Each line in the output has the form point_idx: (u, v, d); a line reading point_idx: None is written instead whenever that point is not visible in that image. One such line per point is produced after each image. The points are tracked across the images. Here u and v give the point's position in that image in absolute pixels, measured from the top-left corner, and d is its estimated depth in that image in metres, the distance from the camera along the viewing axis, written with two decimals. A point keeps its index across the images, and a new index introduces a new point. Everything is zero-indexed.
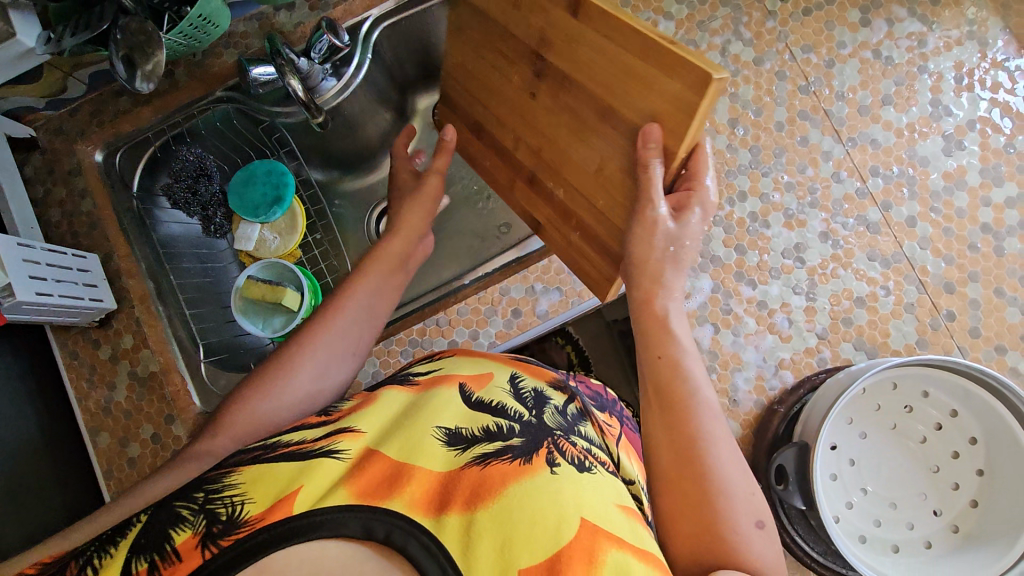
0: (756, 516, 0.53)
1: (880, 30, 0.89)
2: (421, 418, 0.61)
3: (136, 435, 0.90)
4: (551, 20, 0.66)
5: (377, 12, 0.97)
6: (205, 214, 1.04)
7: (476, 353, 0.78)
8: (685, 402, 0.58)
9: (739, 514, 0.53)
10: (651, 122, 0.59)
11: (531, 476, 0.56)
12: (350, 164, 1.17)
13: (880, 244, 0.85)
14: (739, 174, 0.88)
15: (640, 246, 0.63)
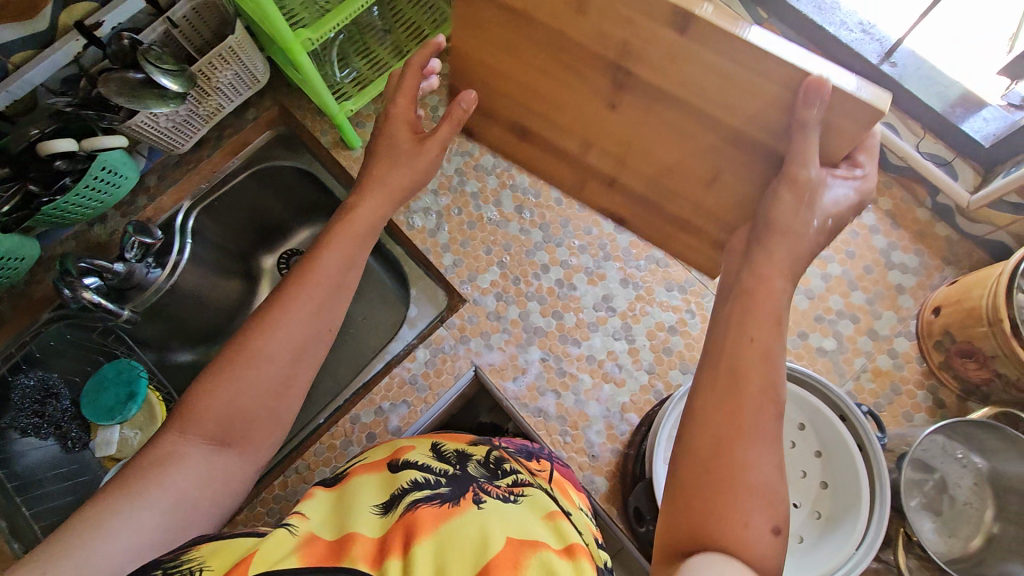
0: (773, 521, 0.47)
1: None
2: (359, 497, 0.59)
3: None
4: (637, 33, 0.56)
5: (187, 203, 1.07)
6: (60, 431, 1.03)
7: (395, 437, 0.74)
8: (755, 393, 0.51)
9: (754, 516, 0.47)
10: (818, 77, 0.50)
11: (461, 514, 0.55)
12: (214, 332, 1.20)
13: (673, 274, 0.94)
14: (537, 251, 0.97)
15: (786, 216, 0.57)
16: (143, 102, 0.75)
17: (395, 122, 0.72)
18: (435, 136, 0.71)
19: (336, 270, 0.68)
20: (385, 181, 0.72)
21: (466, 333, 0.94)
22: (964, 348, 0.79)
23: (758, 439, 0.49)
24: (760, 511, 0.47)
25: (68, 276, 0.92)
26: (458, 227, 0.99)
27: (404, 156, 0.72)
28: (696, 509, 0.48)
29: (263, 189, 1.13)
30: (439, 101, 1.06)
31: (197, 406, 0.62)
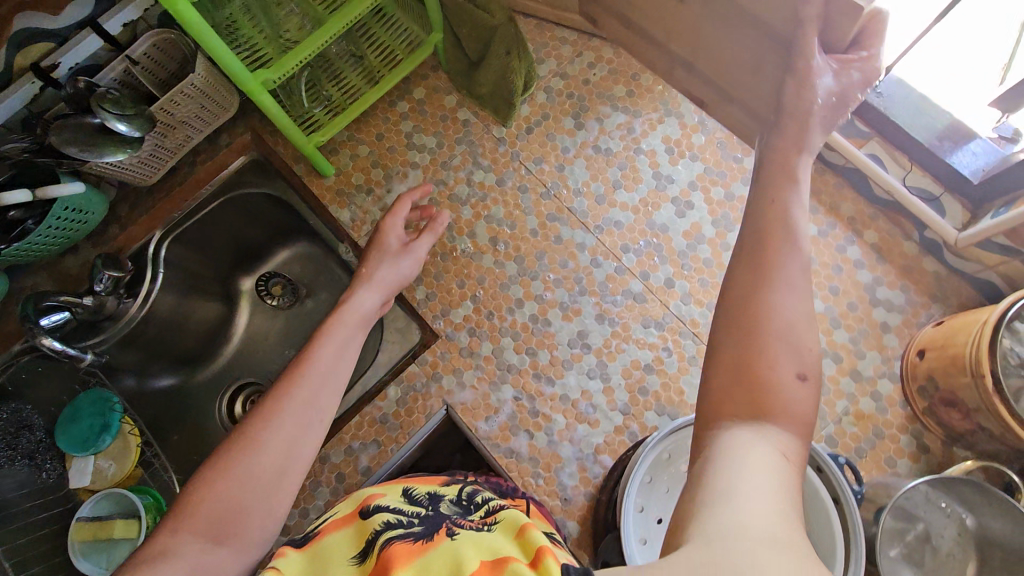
0: (801, 368, 0.47)
1: (593, 129, 1.01)
2: (335, 553, 0.57)
3: None
4: None
5: (158, 232, 1.04)
6: (34, 463, 1.02)
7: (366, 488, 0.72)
8: (780, 242, 0.51)
9: (779, 360, 0.47)
10: None
11: (435, 547, 0.52)
12: (195, 356, 1.21)
13: (650, 311, 0.91)
14: (512, 285, 0.94)
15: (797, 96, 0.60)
16: (96, 152, 0.74)
17: (384, 233, 0.84)
18: (420, 242, 0.84)
19: (331, 355, 0.67)
20: (376, 278, 0.80)
21: (438, 371, 0.92)
22: (948, 396, 0.77)
23: (782, 285, 0.49)
24: (789, 361, 0.47)
25: (27, 323, 0.89)
26: (432, 259, 0.97)
27: (391, 262, 0.82)
28: (730, 373, 0.48)
29: (237, 215, 1.10)
30: (414, 127, 1.04)
31: (185, 502, 0.55)
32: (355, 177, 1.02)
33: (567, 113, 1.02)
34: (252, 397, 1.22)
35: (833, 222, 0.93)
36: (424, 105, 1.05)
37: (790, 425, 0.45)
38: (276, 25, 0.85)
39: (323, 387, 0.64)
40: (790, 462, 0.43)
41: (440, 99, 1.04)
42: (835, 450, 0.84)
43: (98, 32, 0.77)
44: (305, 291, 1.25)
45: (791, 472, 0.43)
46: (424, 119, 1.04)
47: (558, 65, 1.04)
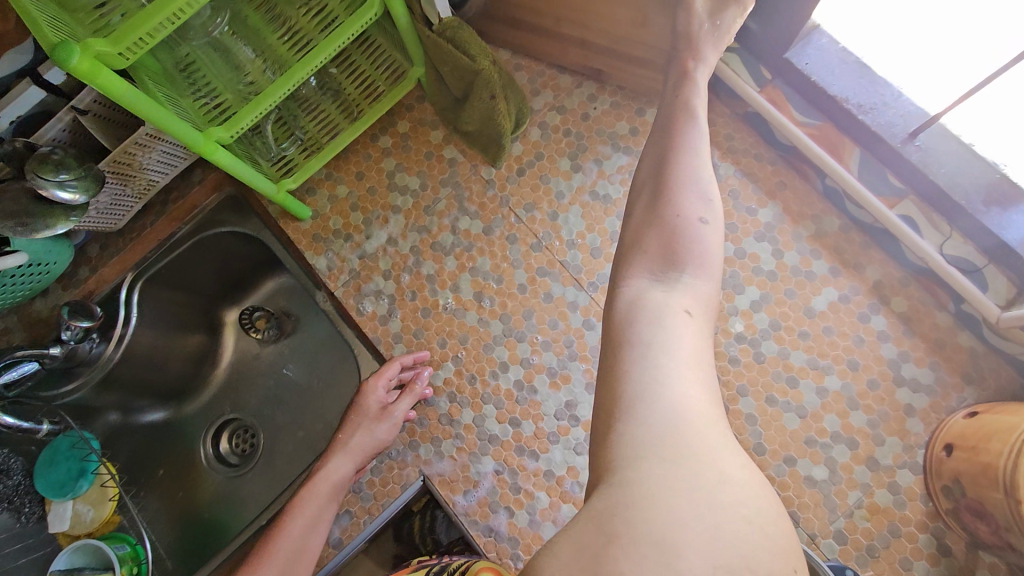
0: (701, 213, 0.55)
1: (591, 171, 0.91)
2: None
3: None
4: None
5: (129, 275, 1.01)
6: (12, 506, 0.98)
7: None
8: (680, 118, 0.61)
9: (685, 208, 0.56)
10: None
11: None
12: (179, 391, 1.15)
13: None
14: (496, 346, 0.87)
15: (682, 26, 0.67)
16: (40, 225, 0.70)
17: (363, 396, 0.84)
18: (398, 405, 0.84)
19: (294, 542, 0.75)
20: (349, 445, 0.82)
21: (415, 438, 0.86)
22: (976, 505, 0.67)
23: (687, 148, 0.58)
24: (691, 209, 0.55)
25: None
26: (412, 314, 0.90)
27: (367, 427, 0.83)
28: (650, 233, 0.55)
29: (212, 253, 1.06)
30: (397, 165, 0.96)
31: None
32: (332, 221, 0.95)
33: (563, 152, 0.93)
34: (238, 433, 1.17)
35: (857, 286, 0.83)
36: (408, 139, 0.97)
37: (696, 283, 0.53)
38: (237, 68, 0.77)
39: None
40: (694, 316, 0.51)
41: (425, 134, 0.97)
42: (844, 548, 0.76)
43: (39, 83, 0.72)
44: (292, 325, 1.19)
45: (696, 324, 0.51)
46: (407, 156, 0.96)
47: (555, 97, 0.94)
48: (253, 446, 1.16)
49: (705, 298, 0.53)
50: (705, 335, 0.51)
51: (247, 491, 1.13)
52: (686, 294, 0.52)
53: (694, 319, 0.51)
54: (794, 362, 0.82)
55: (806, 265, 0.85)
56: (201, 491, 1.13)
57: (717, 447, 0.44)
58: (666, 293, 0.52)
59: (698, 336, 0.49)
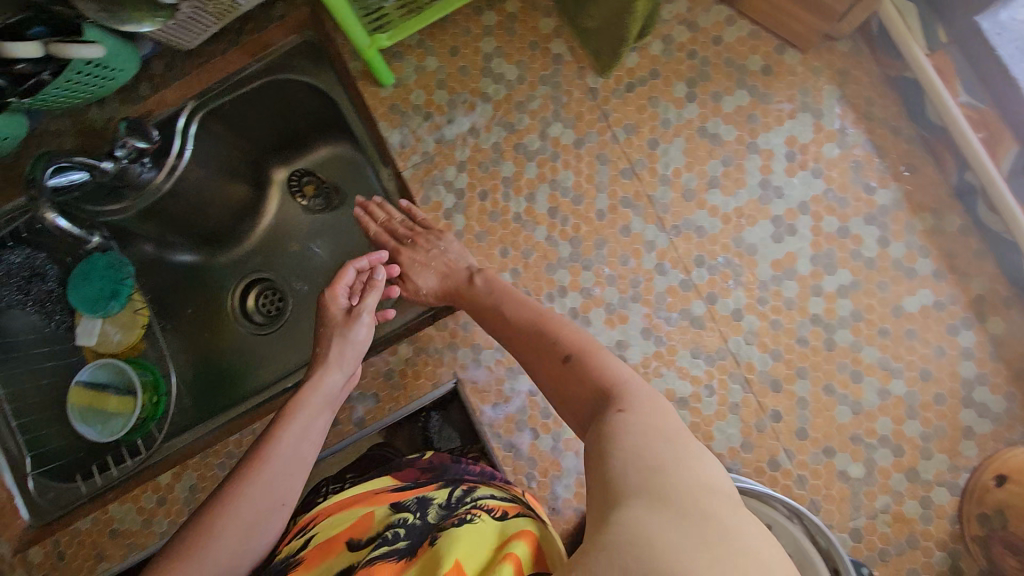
0: (565, 351, 0.66)
1: (706, 105, 0.83)
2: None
3: None
4: None
5: (190, 103, 0.94)
6: (44, 311, 0.99)
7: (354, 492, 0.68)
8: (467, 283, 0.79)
9: (560, 351, 0.67)
10: None
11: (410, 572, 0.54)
12: (221, 236, 1.12)
13: (704, 339, 0.80)
14: (559, 268, 0.83)
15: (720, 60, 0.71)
16: (124, 16, 0.72)
17: (327, 309, 0.79)
18: (366, 309, 0.78)
19: (297, 436, 0.68)
20: (330, 357, 0.75)
21: (456, 340, 0.84)
22: (1015, 541, 0.68)
23: (504, 294, 0.76)
24: (559, 353, 0.66)
25: (33, 188, 0.82)
26: (479, 214, 0.85)
27: (342, 335, 0.77)
28: (585, 412, 0.61)
29: (276, 100, 0.99)
30: (496, 48, 0.87)
31: None
32: (415, 94, 0.88)
33: (680, 76, 0.84)
34: (264, 293, 1.15)
35: (957, 295, 0.77)
36: (515, 21, 0.87)
37: (621, 395, 0.58)
38: None
39: (270, 490, 0.63)
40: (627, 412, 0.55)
41: (535, 20, 0.87)
42: (856, 545, 0.75)
43: None
44: (339, 202, 1.14)
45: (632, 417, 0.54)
46: (511, 41, 0.87)
47: (689, 10, 0.84)
48: (281, 308, 1.14)
49: (636, 400, 0.57)
50: (645, 417, 0.54)
51: (268, 348, 1.12)
52: (615, 403, 0.57)
53: (627, 415, 0.55)
54: (864, 358, 0.78)
55: (909, 261, 0.78)
56: (224, 337, 1.12)
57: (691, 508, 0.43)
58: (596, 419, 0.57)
59: (636, 429, 0.52)
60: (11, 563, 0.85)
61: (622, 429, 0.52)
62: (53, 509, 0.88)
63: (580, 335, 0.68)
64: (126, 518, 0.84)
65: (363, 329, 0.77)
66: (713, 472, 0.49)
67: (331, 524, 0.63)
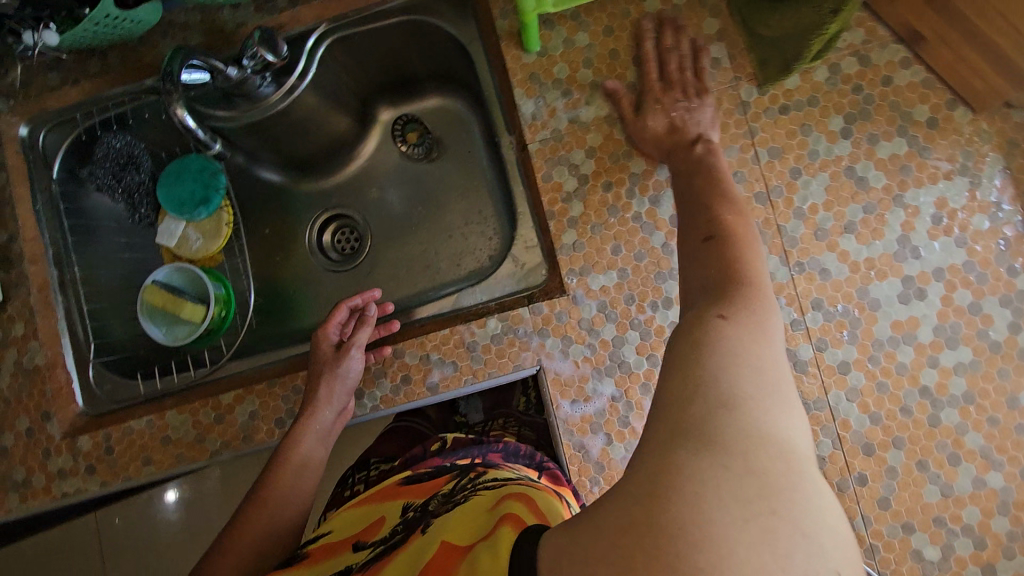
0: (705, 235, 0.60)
1: (860, 145, 0.78)
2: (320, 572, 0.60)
3: (41, 427, 0.87)
4: None
5: (325, 25, 0.92)
6: (132, 202, 0.99)
7: (367, 502, 0.71)
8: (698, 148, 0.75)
9: (698, 233, 0.61)
10: None
11: (397, 559, 0.55)
12: (315, 164, 1.10)
13: (802, 384, 0.76)
14: (669, 279, 0.80)
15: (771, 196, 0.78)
16: None
17: (320, 342, 0.84)
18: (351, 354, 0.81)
19: (294, 471, 0.76)
20: (328, 394, 0.80)
21: (547, 327, 0.81)
22: None
23: (690, 167, 0.73)
24: (699, 233, 0.60)
25: (169, 80, 0.81)
26: (597, 206, 0.82)
27: (332, 369, 0.81)
28: (696, 273, 0.57)
29: (409, 41, 0.96)
30: (652, 39, 0.83)
31: None
32: (558, 67, 0.84)
33: (840, 109, 0.79)
34: (342, 231, 1.13)
35: None
36: (678, 15, 0.83)
37: (734, 296, 0.51)
38: None
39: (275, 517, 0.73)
40: (729, 317, 0.48)
41: (699, 17, 0.82)
42: None
43: None
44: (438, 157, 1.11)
45: (733, 323, 0.47)
46: (670, 34, 0.83)
47: (865, 42, 0.79)
48: (357, 250, 1.12)
49: (745, 304, 0.50)
50: (750, 331, 0.47)
51: (335, 288, 1.10)
52: (728, 305, 0.50)
53: (731, 321, 0.48)
54: (966, 443, 0.74)
55: None
56: (295, 266, 1.10)
57: (748, 441, 0.38)
58: (696, 311, 0.51)
59: (731, 337, 0.46)
60: (61, 444, 0.87)
61: (717, 333, 0.46)
62: (110, 401, 0.89)
63: (741, 229, 0.60)
64: (181, 428, 0.85)
65: (357, 359, 0.82)
66: (796, 426, 0.42)
67: (341, 534, 0.66)
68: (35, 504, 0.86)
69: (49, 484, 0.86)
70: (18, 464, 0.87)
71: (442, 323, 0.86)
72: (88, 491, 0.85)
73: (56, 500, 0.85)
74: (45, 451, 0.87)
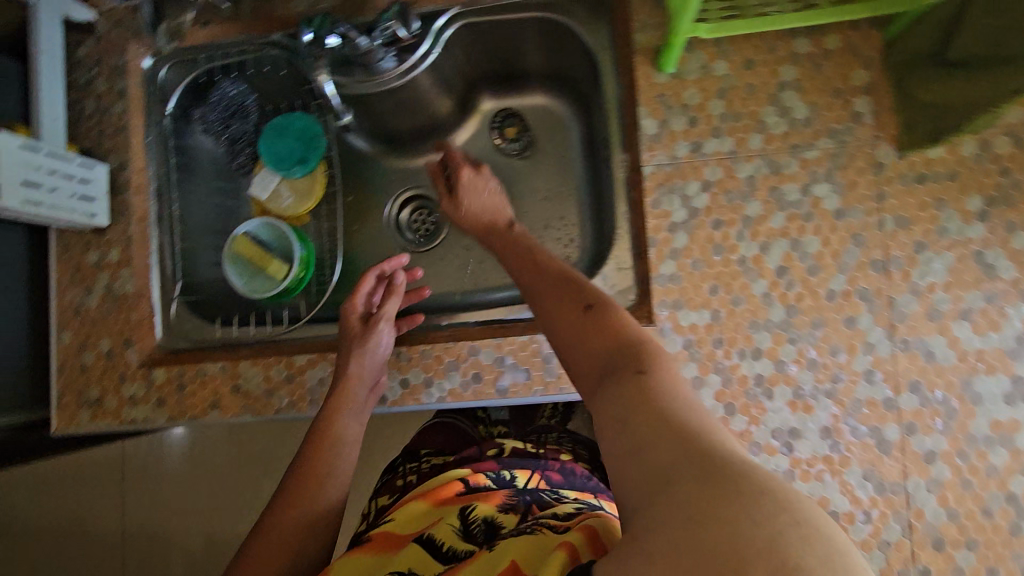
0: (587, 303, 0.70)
1: (995, 231, 0.74)
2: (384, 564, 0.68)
3: (120, 353, 0.89)
4: None
5: (456, 9, 0.92)
6: (233, 148, 1.04)
7: (424, 502, 0.79)
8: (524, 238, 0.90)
9: (580, 303, 0.71)
10: None
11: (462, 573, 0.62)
12: (409, 141, 1.11)
13: (882, 466, 0.74)
14: (763, 330, 0.77)
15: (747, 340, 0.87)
16: None
17: (349, 315, 0.89)
18: (380, 328, 0.85)
19: (339, 435, 0.81)
20: (362, 366, 0.82)
21: None
22: None
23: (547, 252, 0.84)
24: (583, 301, 0.71)
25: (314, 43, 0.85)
26: (703, 242, 0.80)
27: (362, 345, 0.83)
28: (595, 342, 0.66)
29: (535, 35, 0.96)
30: (794, 80, 0.80)
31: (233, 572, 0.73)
32: (689, 92, 0.82)
33: (982, 189, 0.75)
34: (421, 212, 1.14)
35: None
36: (826, 60, 0.80)
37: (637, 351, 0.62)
38: None
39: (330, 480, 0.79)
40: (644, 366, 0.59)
41: (847, 66, 0.79)
42: None
43: None
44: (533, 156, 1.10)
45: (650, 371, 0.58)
46: (814, 78, 0.80)
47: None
48: (432, 233, 1.12)
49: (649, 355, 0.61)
50: (665, 379, 0.57)
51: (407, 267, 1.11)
52: (631, 362, 0.60)
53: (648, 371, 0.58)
54: None
55: None
56: (371, 239, 1.12)
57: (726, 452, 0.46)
58: (623, 381, 0.57)
59: (665, 392, 0.55)
60: (137, 372, 0.89)
61: (648, 392, 0.55)
62: (186, 339, 0.92)
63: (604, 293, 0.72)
64: (252, 379, 0.86)
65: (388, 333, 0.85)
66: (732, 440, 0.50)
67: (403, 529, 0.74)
68: (102, 425, 0.88)
69: (120, 408, 0.88)
70: (93, 384, 0.89)
71: (519, 327, 0.86)
72: (154, 422, 0.87)
73: (123, 425, 0.88)
74: (120, 376, 0.89)
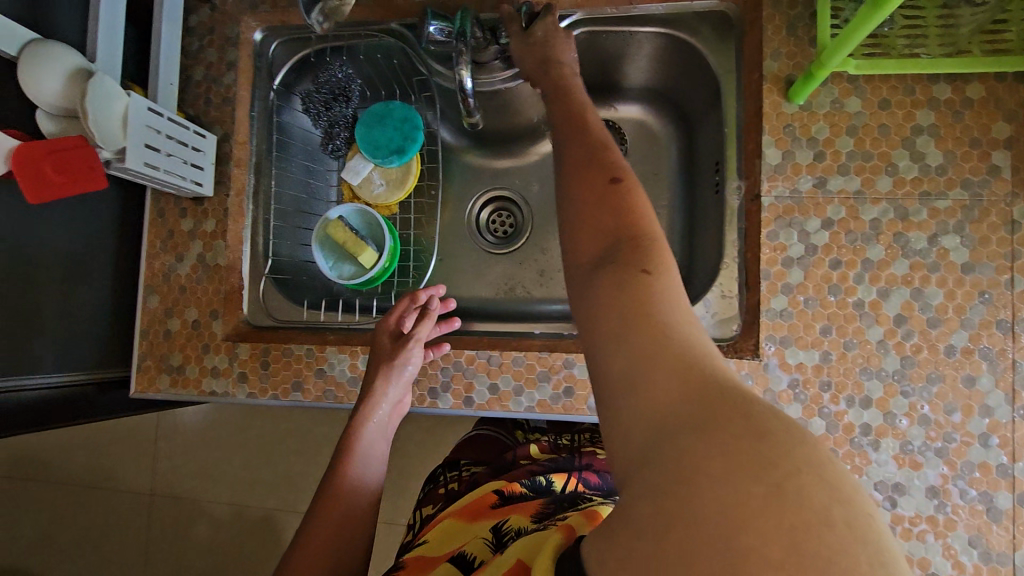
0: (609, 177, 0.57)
1: None
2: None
3: (205, 323, 0.89)
4: None
5: (580, 14, 0.90)
6: (330, 130, 1.00)
7: (462, 519, 0.77)
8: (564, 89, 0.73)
9: (599, 177, 0.58)
10: None
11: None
12: (502, 141, 1.10)
13: (990, 534, 0.71)
14: (874, 378, 0.75)
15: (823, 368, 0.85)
16: None
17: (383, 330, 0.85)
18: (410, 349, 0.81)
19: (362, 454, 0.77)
20: (389, 385, 0.80)
21: None
22: None
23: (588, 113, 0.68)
24: (604, 175, 0.58)
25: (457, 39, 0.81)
26: (819, 280, 0.78)
27: (390, 362, 0.81)
28: (599, 221, 0.55)
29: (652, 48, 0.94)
30: (931, 126, 0.78)
31: None
32: (818, 126, 0.80)
33: None
34: (501, 213, 1.12)
35: None
36: (967, 109, 0.77)
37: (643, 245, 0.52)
38: None
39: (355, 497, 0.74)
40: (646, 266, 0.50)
41: (990, 118, 0.76)
42: None
43: None
44: None
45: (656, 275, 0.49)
46: (952, 126, 0.77)
47: None
48: (511, 235, 1.10)
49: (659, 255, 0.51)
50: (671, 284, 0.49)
51: (485, 267, 1.09)
52: (634, 255, 0.51)
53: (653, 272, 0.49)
54: None
55: None
56: (450, 235, 1.10)
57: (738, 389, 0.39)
58: (619, 271, 0.49)
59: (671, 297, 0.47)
60: (221, 344, 0.88)
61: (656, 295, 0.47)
62: (270, 317, 0.92)
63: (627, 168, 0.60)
64: (336, 366, 0.85)
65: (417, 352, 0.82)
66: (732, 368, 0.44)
67: (438, 547, 0.73)
68: (181, 393, 0.88)
69: (201, 378, 0.87)
70: (176, 351, 0.89)
71: None
72: (234, 396, 0.87)
73: (203, 396, 0.88)
74: (204, 347, 0.88)
